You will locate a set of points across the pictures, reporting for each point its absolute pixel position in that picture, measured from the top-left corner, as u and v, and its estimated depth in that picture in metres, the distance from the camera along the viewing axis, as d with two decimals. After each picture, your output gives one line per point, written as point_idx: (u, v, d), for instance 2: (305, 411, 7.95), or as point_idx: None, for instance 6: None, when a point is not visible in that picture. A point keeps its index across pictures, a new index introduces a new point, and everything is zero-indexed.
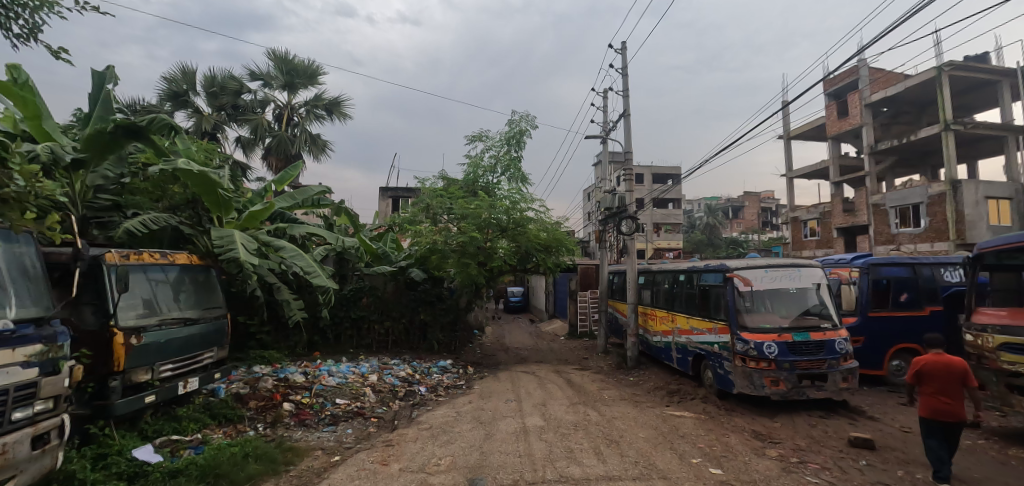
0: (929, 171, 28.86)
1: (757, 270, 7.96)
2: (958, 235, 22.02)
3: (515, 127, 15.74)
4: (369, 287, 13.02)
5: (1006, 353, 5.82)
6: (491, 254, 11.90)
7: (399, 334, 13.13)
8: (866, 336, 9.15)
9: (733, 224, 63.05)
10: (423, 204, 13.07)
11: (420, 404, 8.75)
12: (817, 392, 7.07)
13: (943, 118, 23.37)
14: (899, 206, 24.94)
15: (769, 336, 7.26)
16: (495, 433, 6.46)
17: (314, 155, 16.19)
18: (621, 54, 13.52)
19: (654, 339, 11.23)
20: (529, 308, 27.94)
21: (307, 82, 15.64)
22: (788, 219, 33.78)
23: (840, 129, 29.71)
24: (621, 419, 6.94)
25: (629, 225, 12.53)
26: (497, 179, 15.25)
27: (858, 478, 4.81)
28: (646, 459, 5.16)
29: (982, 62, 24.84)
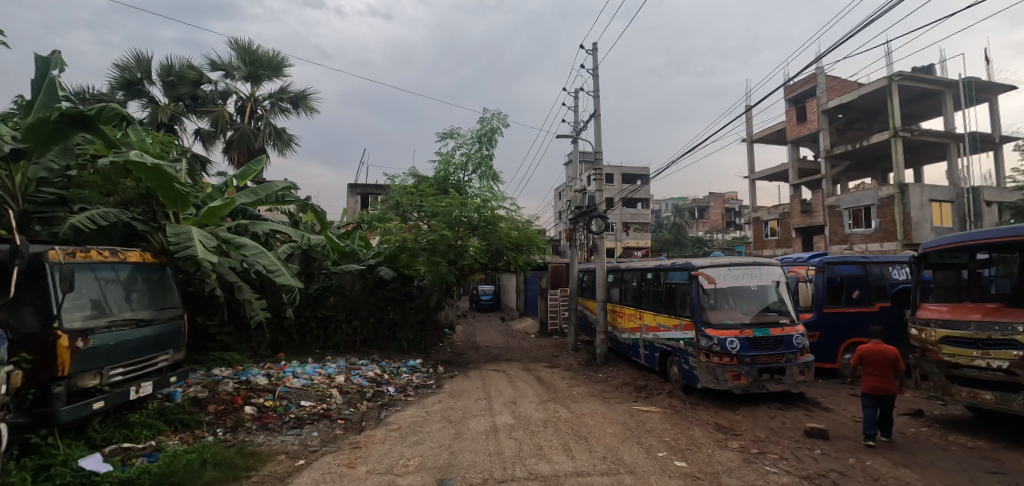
0: (879, 175, 30.47)
1: (721, 268, 8.19)
2: (905, 235, 23.37)
3: (486, 124, 15.66)
4: (336, 286, 12.75)
5: (947, 346, 6.21)
6: (462, 252, 11.81)
7: (367, 333, 12.88)
8: (821, 331, 9.59)
9: (698, 224, 64.98)
10: (392, 201, 12.81)
11: (388, 405, 8.59)
12: (776, 385, 7.36)
13: (892, 126, 24.76)
14: (852, 208, 26.25)
15: (731, 332, 7.49)
16: (465, 432, 6.42)
17: (279, 149, 15.66)
18: (592, 54, 13.71)
19: (622, 336, 11.44)
20: (500, 307, 27.92)
21: (273, 74, 15.13)
22: (749, 219, 35.04)
23: (799, 133, 31.02)
24: (590, 415, 7.03)
25: (598, 224, 12.71)
26: (468, 177, 15.16)
27: (813, 467, 5.02)
28: (614, 454, 5.25)
29: (928, 73, 26.42)
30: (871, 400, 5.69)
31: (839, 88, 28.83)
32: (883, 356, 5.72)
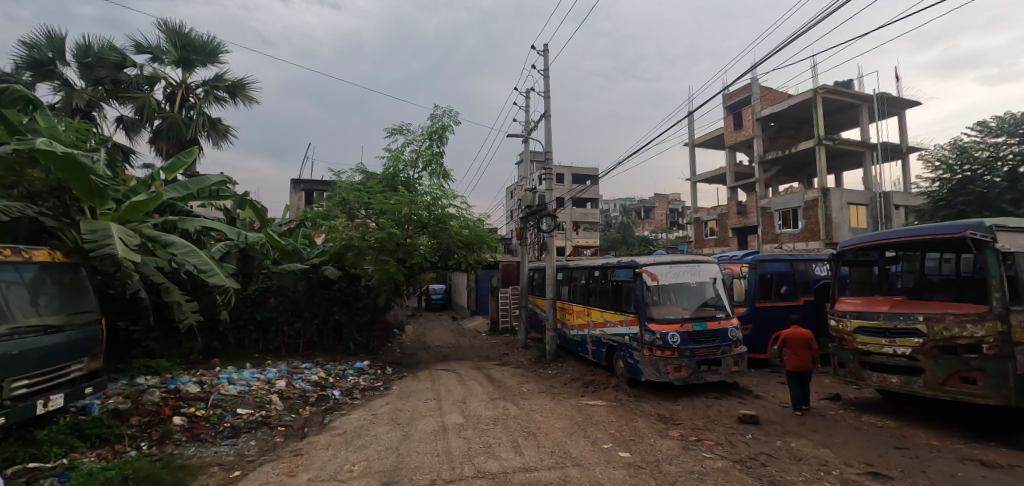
0: (805, 180, 32.94)
1: (663, 266, 8.54)
2: (827, 235, 25.49)
3: (437, 121, 15.45)
4: (277, 286, 12.13)
5: (861, 335, 6.81)
6: (411, 251, 11.56)
7: (311, 335, 12.36)
8: (753, 324, 10.24)
9: (644, 224, 67.53)
10: (338, 198, 12.40)
11: (333, 408, 8.26)
12: (713, 375, 7.80)
13: (817, 135, 26.85)
14: (782, 210, 28.24)
15: (673, 326, 7.85)
16: (412, 433, 6.30)
17: (214, 141, 14.68)
18: (543, 55, 13.89)
19: (571, 332, 11.66)
20: (451, 306, 27.66)
21: (207, 60, 14.12)
22: (691, 219, 36.82)
23: (735, 139, 32.98)
24: (538, 411, 7.12)
25: (548, 223, 12.88)
26: (418, 174, 14.89)
27: (744, 451, 5.35)
28: (561, 448, 5.34)
29: (847, 87, 28.86)
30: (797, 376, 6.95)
31: (771, 98, 30.93)
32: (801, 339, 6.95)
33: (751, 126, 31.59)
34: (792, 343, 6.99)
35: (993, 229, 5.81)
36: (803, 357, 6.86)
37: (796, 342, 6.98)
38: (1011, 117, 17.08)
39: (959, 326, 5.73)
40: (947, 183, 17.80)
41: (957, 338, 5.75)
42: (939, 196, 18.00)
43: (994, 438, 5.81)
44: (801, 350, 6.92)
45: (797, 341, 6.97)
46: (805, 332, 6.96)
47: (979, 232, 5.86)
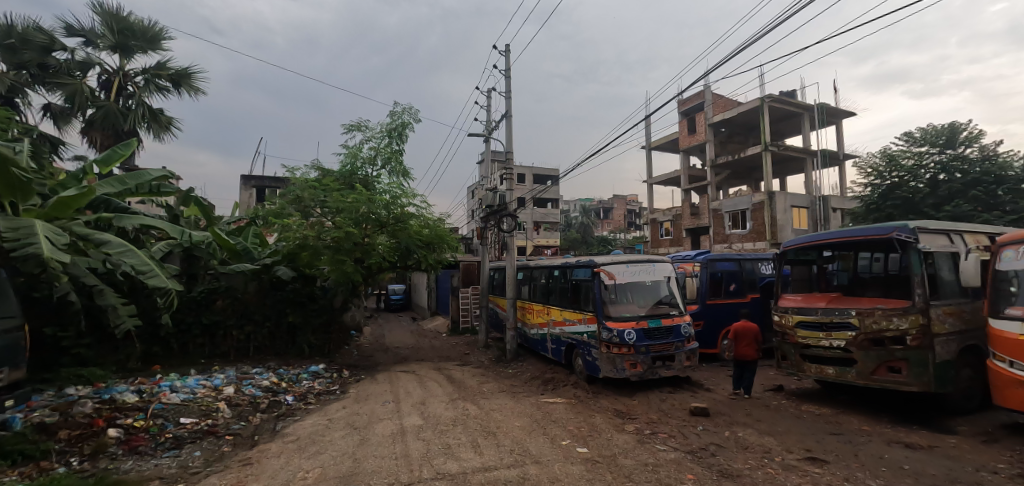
0: (753, 183, 34.68)
1: (620, 265, 8.76)
2: (772, 236, 26.97)
3: (397, 118, 15.17)
4: (225, 288, 11.53)
5: (802, 329, 7.22)
6: (369, 250, 11.30)
7: (262, 339, 11.83)
8: (704, 320, 10.69)
9: (603, 224, 69.06)
10: (292, 195, 11.96)
11: (286, 415, 7.92)
12: (667, 370, 8.10)
13: (764, 141, 28.34)
14: (731, 212, 29.63)
15: (629, 324, 8.07)
16: (370, 437, 6.16)
17: (155, 133, 13.77)
18: (505, 55, 13.90)
19: (531, 331, 11.76)
20: (411, 306, 27.22)
21: (147, 46, 13.23)
22: (647, 220, 37.97)
23: (689, 143, 34.28)
24: (498, 411, 7.13)
25: (509, 223, 12.96)
26: (377, 172, 14.56)
27: (696, 442, 5.58)
28: (520, 446, 5.37)
29: (791, 96, 30.64)
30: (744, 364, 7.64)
31: (722, 104, 32.37)
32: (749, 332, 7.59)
33: (704, 131, 32.94)
34: (741, 335, 7.61)
35: (915, 231, 6.38)
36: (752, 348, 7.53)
37: (745, 335, 7.61)
38: (932, 128, 18.67)
39: (887, 319, 6.23)
40: (877, 188, 19.25)
41: (884, 330, 6.26)
42: (871, 200, 19.44)
43: (916, 421, 6.35)
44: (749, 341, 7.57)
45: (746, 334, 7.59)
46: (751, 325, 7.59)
47: (904, 233, 6.41)
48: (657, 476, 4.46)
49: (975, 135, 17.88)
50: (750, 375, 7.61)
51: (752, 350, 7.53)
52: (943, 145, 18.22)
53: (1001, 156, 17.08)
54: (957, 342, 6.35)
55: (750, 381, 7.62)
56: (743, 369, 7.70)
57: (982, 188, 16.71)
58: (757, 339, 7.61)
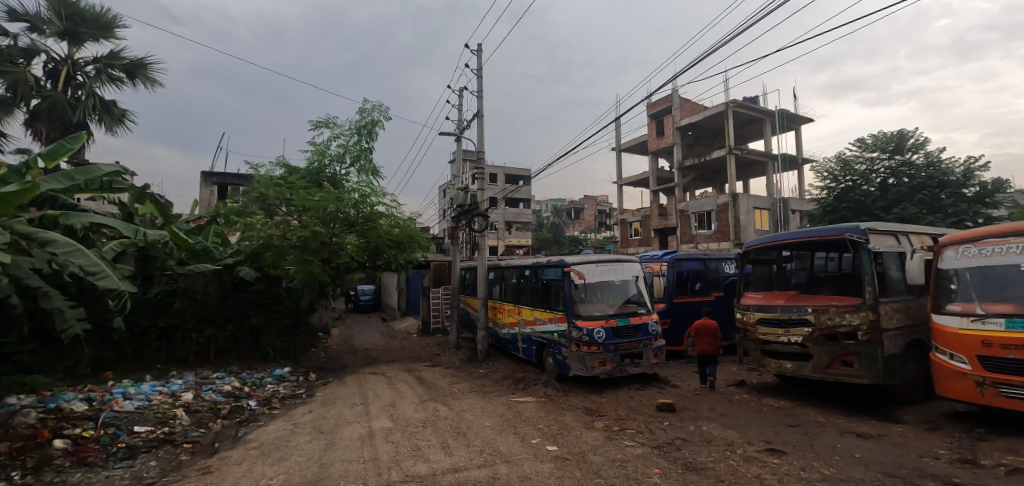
0: (718, 185, 35.79)
1: (590, 265, 8.88)
2: (735, 236, 27.94)
3: (366, 116, 14.90)
4: (184, 289, 11.04)
5: (762, 326, 7.50)
6: (337, 250, 11.06)
7: (224, 342, 11.39)
8: (671, 318, 10.97)
9: (574, 224, 69.86)
10: (256, 193, 11.57)
11: (249, 420, 7.65)
12: (635, 367, 8.29)
13: (728, 144, 29.31)
14: (697, 213, 30.52)
15: (598, 322, 8.20)
16: (337, 441, 6.04)
17: (107, 127, 13.05)
18: (476, 54, 13.85)
19: (502, 331, 11.79)
20: (381, 307, 26.81)
21: (99, 34, 12.54)
22: (617, 221, 38.64)
23: (657, 145, 35.07)
24: (469, 411, 7.11)
25: (480, 223, 12.93)
26: (346, 170, 14.26)
27: (662, 437, 5.72)
28: (491, 446, 5.37)
29: (754, 102, 31.79)
30: (706, 359, 8.09)
31: (689, 108, 33.27)
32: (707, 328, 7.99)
33: (672, 134, 33.79)
34: (701, 332, 8.03)
35: (865, 232, 6.77)
36: (710, 344, 7.97)
37: (704, 332, 8.02)
38: (882, 135, 19.74)
39: (840, 316, 6.57)
40: (833, 191, 20.22)
41: (838, 326, 6.58)
42: (826, 202, 20.41)
43: (867, 412, 6.71)
44: (708, 338, 7.99)
45: (704, 331, 8.00)
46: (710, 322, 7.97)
47: (856, 235, 6.79)
48: (625, 472, 4.55)
49: (920, 142, 19.01)
50: (712, 369, 8.08)
51: (711, 346, 7.97)
52: (892, 151, 19.29)
53: (944, 162, 18.23)
54: (903, 336, 6.74)
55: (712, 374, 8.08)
56: (706, 363, 8.14)
57: (926, 192, 17.80)
58: (716, 334, 8.01)
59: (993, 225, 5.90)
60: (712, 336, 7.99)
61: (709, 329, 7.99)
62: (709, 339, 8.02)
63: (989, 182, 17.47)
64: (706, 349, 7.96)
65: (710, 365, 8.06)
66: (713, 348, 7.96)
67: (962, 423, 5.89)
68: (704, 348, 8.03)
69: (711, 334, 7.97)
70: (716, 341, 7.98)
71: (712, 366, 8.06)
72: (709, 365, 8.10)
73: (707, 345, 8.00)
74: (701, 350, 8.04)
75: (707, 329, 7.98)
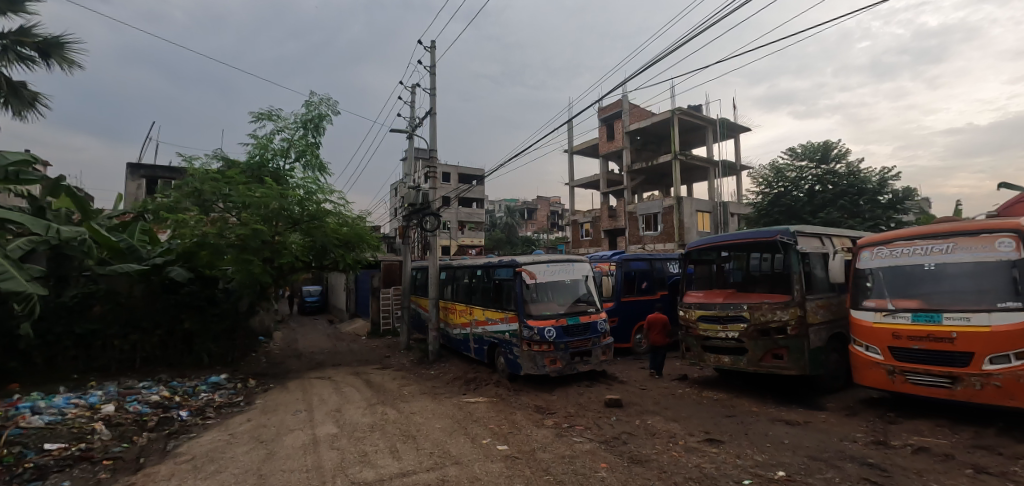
0: (664, 189, 37.31)
1: (541, 265, 8.98)
2: (679, 238, 29.30)
3: (313, 109, 14.30)
4: (105, 292, 10.12)
5: (702, 322, 7.89)
6: (280, 249, 10.52)
7: (151, 348, 10.54)
8: (619, 316, 11.31)
9: (528, 224, 70.54)
10: (190, 188, 10.80)
11: (179, 432, 7.10)
12: (584, 365, 8.50)
13: (674, 150, 30.62)
14: (645, 215, 31.69)
15: (550, 321, 8.33)
16: (278, 451, 5.74)
17: (14, 110, 11.71)
18: (430, 51, 13.61)
19: (453, 331, 11.70)
20: (328, 308, 25.85)
21: (6, 7, 11.26)
22: (569, 221, 39.37)
23: (608, 149, 36.06)
24: (419, 414, 6.98)
25: (432, 222, 12.73)
26: (290, 165, 13.59)
27: (610, 432, 5.88)
28: (440, 448, 5.31)
29: (698, 110, 33.43)
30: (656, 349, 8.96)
31: (637, 114, 34.44)
32: (658, 322, 8.79)
33: (621, 139, 34.88)
34: (653, 326, 8.83)
35: (794, 234, 7.31)
36: (661, 336, 8.82)
37: (655, 326, 8.82)
38: (811, 145, 21.35)
39: (772, 312, 7.04)
40: (767, 196, 21.62)
41: (770, 322, 7.05)
42: (762, 206, 21.78)
43: (795, 401, 7.22)
44: (658, 331, 8.82)
45: (655, 325, 8.80)
46: (660, 316, 8.75)
47: (785, 236, 7.31)
48: (573, 468, 4.64)
49: (842, 153, 20.74)
50: (661, 357, 9.00)
51: (662, 338, 8.82)
52: (818, 160, 20.90)
53: (862, 172, 19.96)
54: (826, 330, 7.31)
55: (661, 362, 9.00)
56: (657, 353, 9.04)
57: (847, 199, 19.48)
58: (666, 327, 8.83)
59: (907, 228, 6.50)
60: (662, 329, 8.81)
61: (659, 323, 8.79)
62: (660, 331, 8.84)
63: (900, 190, 19.40)
64: (657, 341, 8.81)
65: (659, 355, 8.99)
66: (664, 339, 8.81)
67: (875, 408, 6.47)
68: (655, 340, 8.88)
69: (661, 327, 8.78)
70: (666, 332, 8.82)
71: (660, 356, 8.98)
72: (658, 354, 9.02)
73: (658, 337, 8.85)
74: (653, 342, 8.88)
75: (657, 323, 8.79)
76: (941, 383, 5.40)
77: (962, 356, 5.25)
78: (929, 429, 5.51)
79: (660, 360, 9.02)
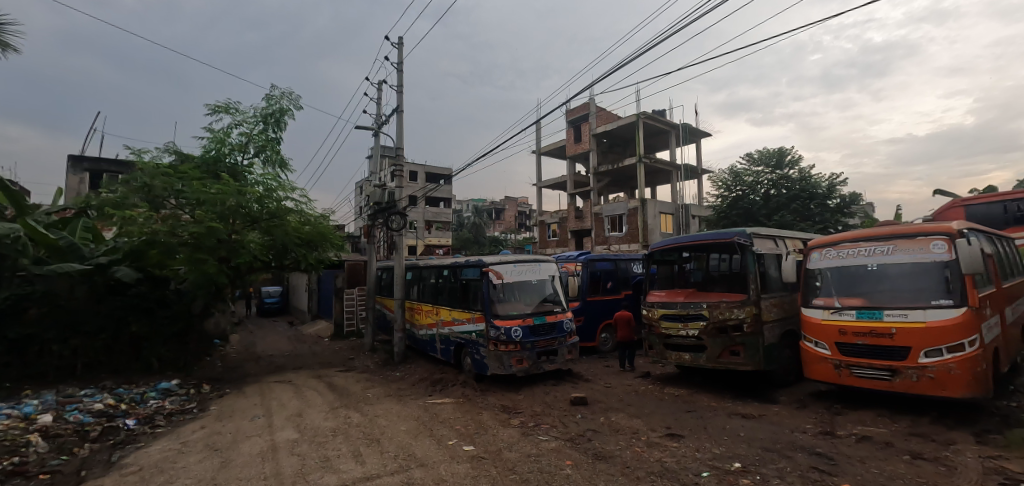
0: (629, 191, 38.16)
1: (508, 265, 9.01)
2: (644, 239, 30.02)
3: (274, 103, 13.80)
4: (42, 293, 9.40)
5: (665, 321, 8.11)
6: (238, 248, 10.11)
7: (94, 354, 9.87)
8: (585, 315, 11.47)
9: (496, 224, 70.64)
10: (139, 183, 10.20)
11: (125, 442, 6.69)
12: (550, 364, 8.58)
13: (639, 153, 31.36)
14: (611, 216, 32.31)
15: (516, 321, 8.37)
16: (233, 459, 5.51)
17: None
18: (397, 48, 13.39)
19: (419, 332, 11.57)
20: (289, 310, 25.01)
21: None
22: (537, 222, 39.66)
23: (575, 150, 36.52)
24: (383, 416, 6.86)
25: (398, 221, 12.53)
26: (249, 161, 13.06)
27: (575, 429, 5.97)
28: (405, 451, 5.23)
29: (661, 115, 34.37)
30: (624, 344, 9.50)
31: (604, 117, 35.07)
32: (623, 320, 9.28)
33: (588, 141, 35.41)
34: (619, 324, 9.32)
35: (750, 236, 7.66)
36: (627, 332, 9.35)
37: (621, 323, 9.30)
38: (766, 151, 22.36)
39: (729, 310, 7.33)
40: (725, 199, 22.50)
41: (727, 319, 7.34)
42: (721, 209, 22.63)
43: (750, 395, 7.54)
44: (624, 327, 9.34)
45: (621, 322, 9.29)
46: (625, 314, 9.21)
47: (742, 238, 7.63)
48: (539, 466, 4.68)
49: (795, 159, 21.83)
50: (630, 351, 9.57)
51: (628, 334, 9.36)
52: (773, 166, 21.93)
53: (813, 177, 21.06)
54: (779, 327, 7.68)
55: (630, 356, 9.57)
56: (626, 347, 9.59)
57: (799, 203, 20.53)
58: (631, 323, 9.34)
59: (851, 231, 6.90)
60: (628, 325, 9.33)
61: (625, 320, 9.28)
62: (625, 328, 9.36)
63: (847, 196, 20.60)
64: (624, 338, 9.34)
65: (627, 349, 9.56)
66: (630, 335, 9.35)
67: (823, 400, 6.85)
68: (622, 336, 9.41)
69: (626, 324, 9.28)
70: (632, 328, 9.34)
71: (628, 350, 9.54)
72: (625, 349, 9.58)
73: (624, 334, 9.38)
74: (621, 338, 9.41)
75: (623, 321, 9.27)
76: (882, 375, 5.77)
77: (900, 350, 5.64)
78: (871, 419, 5.88)
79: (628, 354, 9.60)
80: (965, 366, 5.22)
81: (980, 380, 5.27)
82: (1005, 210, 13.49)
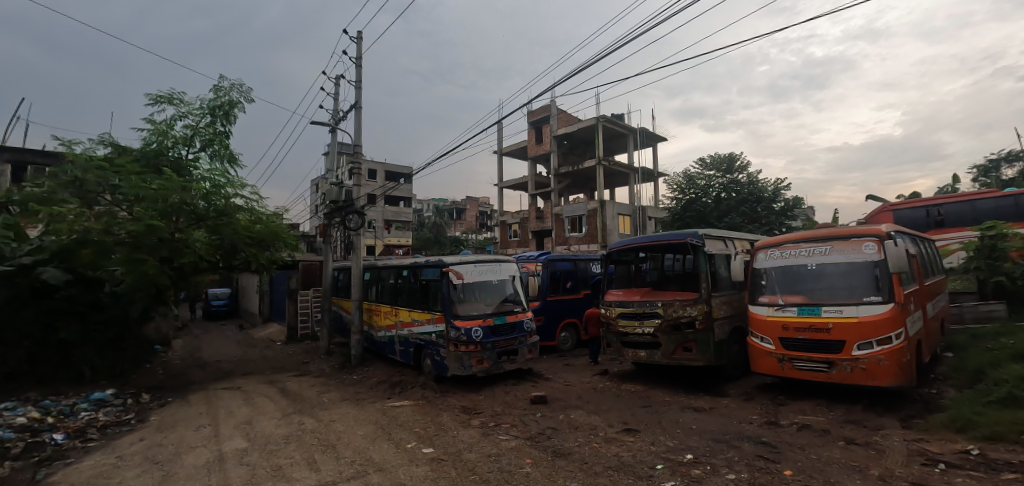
0: (589, 193, 38.89)
1: (468, 265, 8.96)
2: (602, 239, 30.68)
3: (222, 95, 13.11)
4: None
5: (622, 319, 8.32)
6: (181, 248, 9.53)
7: (16, 363, 9.03)
8: (545, 315, 11.59)
9: (457, 224, 70.17)
10: (69, 176, 9.41)
11: (52, 459, 6.15)
12: (510, 364, 8.63)
13: (598, 156, 32.03)
14: (571, 217, 32.82)
15: (476, 322, 8.35)
16: (176, 471, 5.20)
17: None
18: (356, 43, 13.05)
19: (378, 334, 11.33)
20: (238, 313, 23.83)
21: None
22: (498, 222, 39.73)
23: (536, 151, 36.83)
24: (339, 421, 6.67)
25: (356, 220, 12.22)
26: (194, 155, 12.33)
27: (535, 428, 6.02)
28: (363, 456, 5.11)
29: (620, 119, 35.25)
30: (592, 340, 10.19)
31: (564, 120, 35.58)
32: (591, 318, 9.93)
33: (549, 143, 35.79)
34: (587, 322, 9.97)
35: (702, 237, 7.99)
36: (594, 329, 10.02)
37: (589, 321, 9.96)
38: (717, 156, 23.42)
39: (682, 308, 7.62)
40: (680, 202, 23.36)
41: (680, 317, 7.62)
42: (675, 211, 23.48)
43: (702, 389, 7.87)
44: (591, 325, 10.00)
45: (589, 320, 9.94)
46: (593, 313, 9.87)
47: (694, 239, 7.95)
48: (499, 465, 4.70)
49: (744, 164, 22.97)
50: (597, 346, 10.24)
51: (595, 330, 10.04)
52: (724, 171, 23.00)
53: (760, 182, 22.24)
54: (728, 324, 8.05)
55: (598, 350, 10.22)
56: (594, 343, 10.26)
57: (747, 206, 21.62)
58: (598, 320, 10.00)
59: (793, 232, 7.33)
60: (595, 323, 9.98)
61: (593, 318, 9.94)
62: (592, 325, 10.02)
63: (790, 199, 21.89)
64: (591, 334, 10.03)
65: (594, 345, 10.25)
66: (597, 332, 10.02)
67: (767, 392, 7.25)
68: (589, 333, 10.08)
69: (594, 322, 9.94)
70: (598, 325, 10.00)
71: (596, 345, 10.22)
72: (594, 344, 10.26)
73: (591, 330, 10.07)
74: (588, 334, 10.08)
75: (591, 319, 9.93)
76: (820, 367, 6.17)
77: (836, 343, 6.05)
78: (811, 408, 6.28)
79: (596, 349, 10.28)
80: (892, 357, 5.68)
81: (905, 370, 5.74)
82: (926, 215, 14.78)
